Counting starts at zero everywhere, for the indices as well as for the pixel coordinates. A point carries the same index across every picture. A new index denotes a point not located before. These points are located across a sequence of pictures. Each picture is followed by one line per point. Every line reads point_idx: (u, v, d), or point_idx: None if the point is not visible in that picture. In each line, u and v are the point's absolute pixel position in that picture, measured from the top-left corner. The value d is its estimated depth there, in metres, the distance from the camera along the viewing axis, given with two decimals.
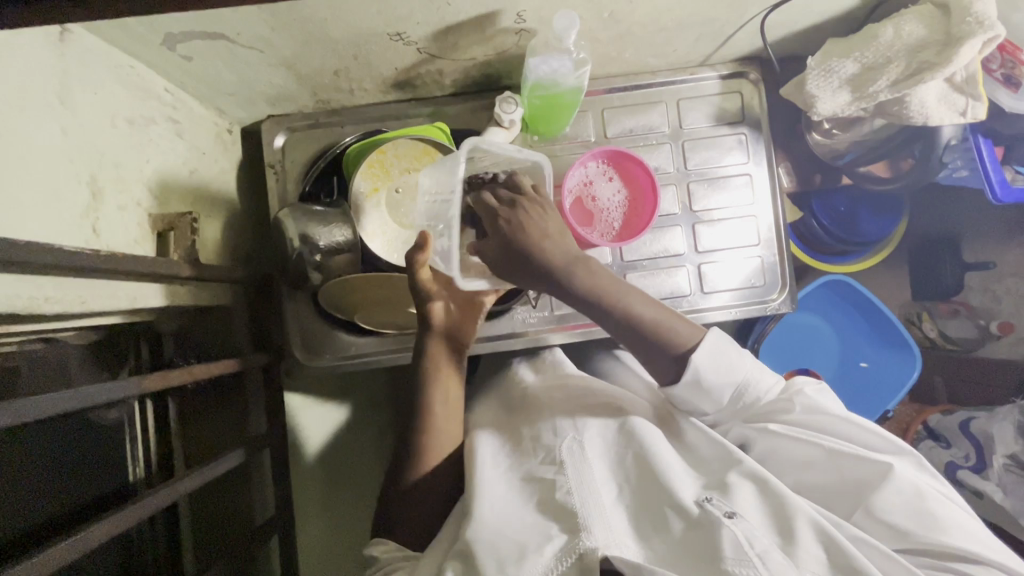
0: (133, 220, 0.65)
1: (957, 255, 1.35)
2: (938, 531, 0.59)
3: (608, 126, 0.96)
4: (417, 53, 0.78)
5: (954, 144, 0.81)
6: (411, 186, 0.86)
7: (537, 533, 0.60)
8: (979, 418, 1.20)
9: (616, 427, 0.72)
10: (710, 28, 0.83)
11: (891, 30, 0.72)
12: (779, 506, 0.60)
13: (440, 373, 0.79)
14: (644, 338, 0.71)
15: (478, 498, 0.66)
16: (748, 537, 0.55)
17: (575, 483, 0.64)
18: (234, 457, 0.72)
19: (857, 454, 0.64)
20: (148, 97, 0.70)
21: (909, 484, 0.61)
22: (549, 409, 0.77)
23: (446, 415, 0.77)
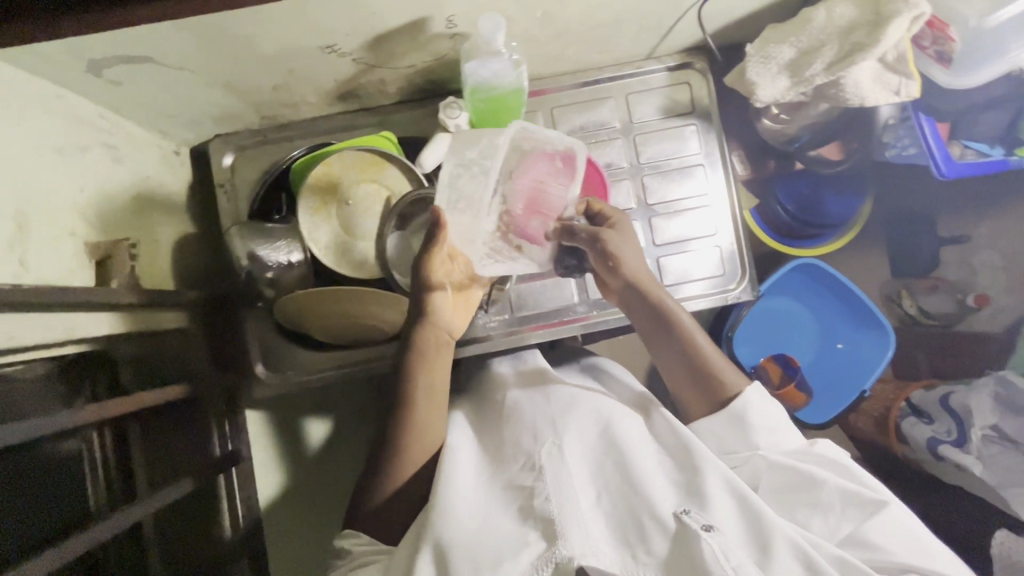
0: (68, 250, 0.65)
1: (934, 230, 1.37)
2: (921, 558, 0.62)
3: (559, 125, 0.95)
4: (354, 63, 0.77)
5: (894, 123, 0.86)
6: (361, 196, 0.86)
7: (511, 538, 0.60)
8: (957, 392, 1.20)
9: (596, 433, 0.71)
10: (649, 20, 0.83)
11: (824, 13, 0.72)
12: (756, 520, 0.61)
13: (430, 360, 0.78)
14: (683, 345, 0.78)
15: (451, 504, 0.65)
16: (724, 550, 0.56)
17: (554, 488, 0.63)
18: (186, 484, 0.76)
19: (855, 487, 0.66)
20: (80, 125, 0.70)
21: (902, 520, 0.65)
22: (526, 412, 0.76)
23: (435, 416, 0.77)
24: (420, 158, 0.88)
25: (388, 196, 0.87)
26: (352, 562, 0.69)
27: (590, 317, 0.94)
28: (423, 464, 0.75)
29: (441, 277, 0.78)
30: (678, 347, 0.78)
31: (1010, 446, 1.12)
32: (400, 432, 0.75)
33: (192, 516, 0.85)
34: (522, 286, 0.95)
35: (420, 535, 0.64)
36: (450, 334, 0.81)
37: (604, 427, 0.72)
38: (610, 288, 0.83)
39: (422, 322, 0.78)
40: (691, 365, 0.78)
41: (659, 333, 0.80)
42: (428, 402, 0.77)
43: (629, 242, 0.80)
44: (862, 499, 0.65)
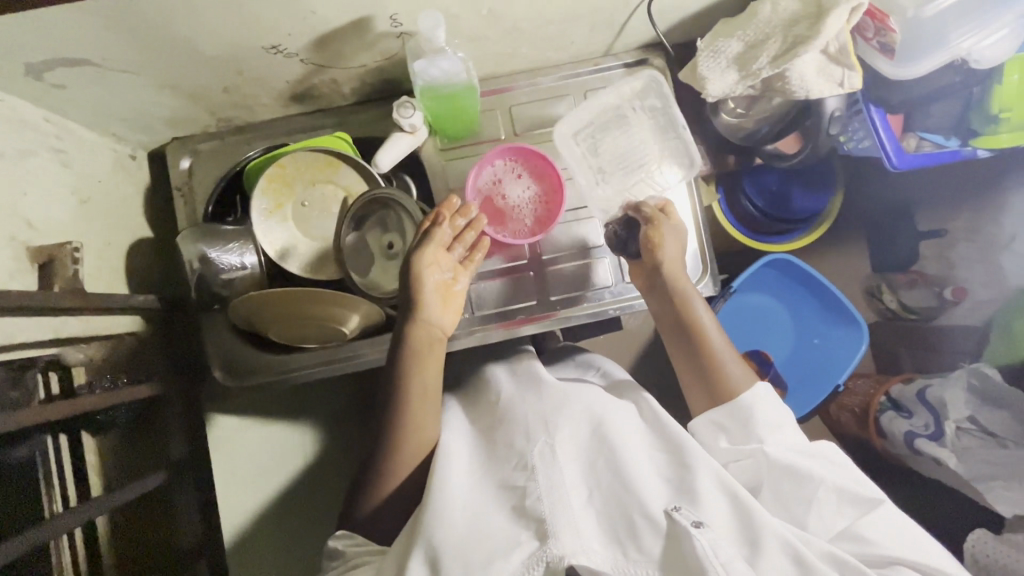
0: (7, 254, 0.64)
1: (911, 224, 1.37)
2: (915, 553, 0.62)
3: (518, 123, 0.95)
4: (303, 63, 0.77)
5: (841, 114, 0.83)
6: (317, 198, 0.88)
7: (504, 538, 0.59)
8: (934, 385, 1.18)
9: (590, 432, 0.70)
10: (601, 17, 0.83)
11: (769, 6, 0.72)
12: (746, 517, 0.59)
13: (422, 360, 0.76)
14: (696, 339, 0.80)
15: (443, 508, 0.64)
16: (714, 547, 0.55)
17: (545, 488, 0.62)
18: (157, 477, 0.82)
19: (848, 484, 0.66)
20: (22, 129, 0.69)
21: (896, 516, 0.65)
22: (519, 410, 0.75)
23: (429, 409, 0.76)
24: (376, 157, 0.87)
25: (345, 197, 0.88)
26: (347, 563, 0.69)
27: (557, 314, 0.93)
28: (417, 460, 0.74)
29: (430, 274, 0.79)
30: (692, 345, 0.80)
31: (986, 437, 1.10)
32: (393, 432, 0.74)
33: (150, 517, 0.84)
34: (482, 285, 0.93)
35: (411, 537, 0.63)
36: (442, 333, 0.79)
37: (595, 425, 0.71)
38: (642, 279, 0.86)
39: (413, 323, 0.77)
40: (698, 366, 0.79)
41: (675, 329, 0.82)
42: (423, 407, 0.75)
43: (675, 241, 0.85)
44: (858, 497, 0.65)
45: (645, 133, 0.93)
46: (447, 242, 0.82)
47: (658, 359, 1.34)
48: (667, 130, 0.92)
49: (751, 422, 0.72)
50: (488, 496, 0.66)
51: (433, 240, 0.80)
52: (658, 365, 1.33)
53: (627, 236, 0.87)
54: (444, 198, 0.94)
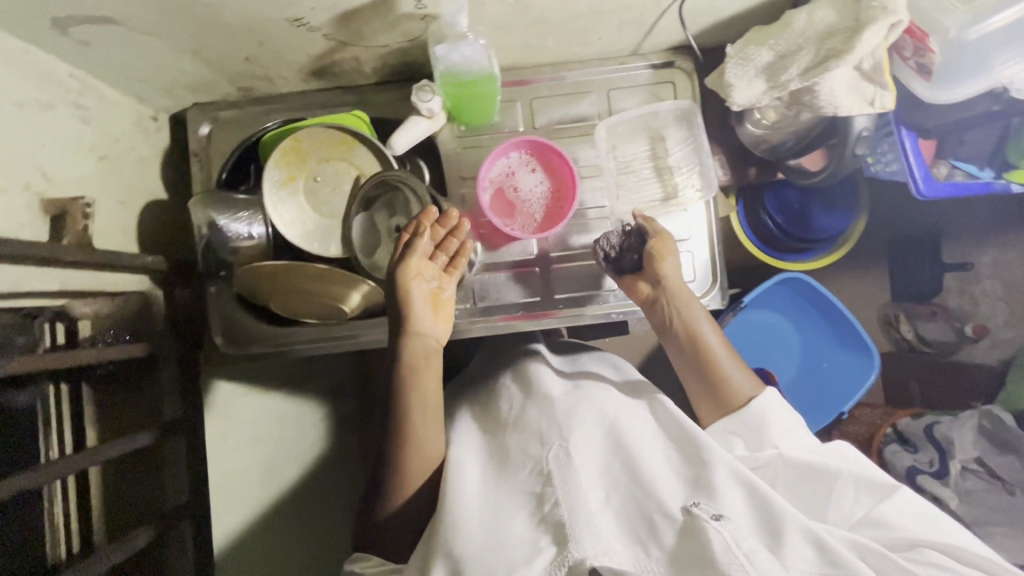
0: (21, 203, 0.65)
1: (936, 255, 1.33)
2: (940, 534, 0.61)
3: (537, 117, 0.94)
4: (326, 39, 0.77)
5: (868, 134, 0.80)
6: (330, 174, 0.87)
7: (524, 543, 0.60)
8: (942, 423, 1.17)
9: (604, 437, 0.71)
10: (630, 15, 0.81)
11: (803, 17, 0.69)
12: (765, 506, 0.60)
13: (421, 374, 0.76)
14: (702, 362, 0.78)
15: (461, 515, 0.64)
16: (735, 538, 0.55)
17: (563, 492, 0.62)
18: (145, 436, 0.80)
19: (863, 470, 0.65)
20: (45, 82, 0.70)
21: (916, 497, 0.64)
22: (529, 416, 0.76)
23: (433, 422, 0.75)
24: (392, 139, 0.87)
25: (357, 175, 0.88)
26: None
27: (558, 313, 0.92)
28: (425, 477, 0.74)
29: (417, 286, 0.78)
30: (709, 374, 0.77)
31: (991, 480, 1.09)
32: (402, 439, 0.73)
33: (141, 475, 0.86)
34: (486, 277, 0.93)
35: (432, 543, 0.63)
36: (437, 343, 0.79)
37: (609, 427, 0.72)
38: (644, 294, 0.83)
39: (407, 337, 0.76)
40: (712, 396, 0.77)
41: (690, 360, 0.79)
42: (424, 424, 0.74)
43: (673, 253, 0.84)
44: (876, 485, 0.64)
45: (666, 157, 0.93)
46: (430, 251, 0.81)
47: (660, 368, 1.32)
48: (691, 159, 0.92)
49: (761, 423, 0.71)
50: (503, 500, 0.66)
51: (417, 251, 0.78)
52: (660, 373, 1.32)
53: (626, 246, 0.86)
54: (457, 186, 0.93)
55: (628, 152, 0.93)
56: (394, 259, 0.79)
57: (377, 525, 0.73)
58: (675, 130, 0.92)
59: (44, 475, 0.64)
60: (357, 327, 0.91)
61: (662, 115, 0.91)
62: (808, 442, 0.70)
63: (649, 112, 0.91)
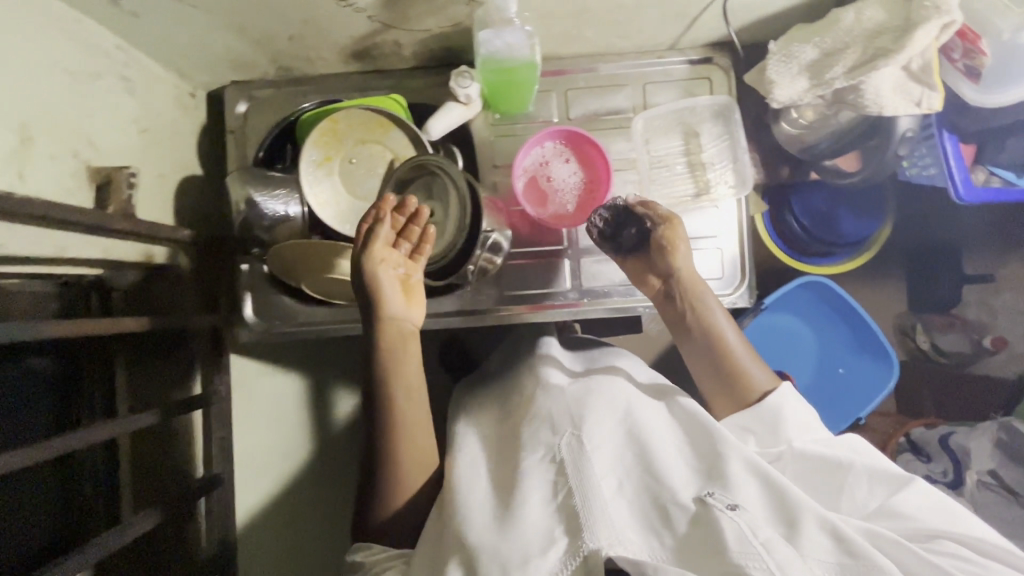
0: (70, 171, 0.66)
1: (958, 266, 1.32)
2: (955, 526, 0.60)
3: (572, 108, 0.94)
4: (369, 21, 0.77)
5: (911, 136, 0.81)
6: (365, 156, 0.87)
7: (538, 532, 0.59)
8: (959, 432, 1.16)
9: (615, 426, 0.71)
10: (673, 8, 0.80)
11: (852, 15, 0.69)
12: (783, 496, 0.60)
13: (399, 362, 0.75)
14: (720, 358, 0.78)
15: (473, 507, 0.64)
16: (751, 527, 0.55)
17: (576, 481, 0.62)
18: (147, 418, 0.72)
19: (874, 461, 0.65)
20: (95, 52, 0.71)
21: (929, 488, 0.64)
22: (540, 405, 0.75)
23: (418, 409, 0.76)
24: (427, 124, 0.88)
25: (392, 158, 0.88)
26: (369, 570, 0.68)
27: (583, 305, 0.92)
28: (422, 467, 0.74)
29: (385, 273, 0.75)
30: (730, 371, 0.77)
31: (1007, 496, 1.09)
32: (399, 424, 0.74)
33: (165, 445, 0.87)
34: (515, 266, 0.93)
35: (445, 536, 0.63)
36: (413, 327, 0.78)
37: (620, 417, 0.72)
38: (659, 287, 0.83)
39: (380, 326, 0.75)
40: (739, 398, 0.76)
41: (705, 356, 0.79)
42: (410, 404, 0.75)
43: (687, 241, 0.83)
44: (888, 475, 0.64)
45: (702, 152, 0.92)
46: (394, 237, 0.77)
47: (675, 367, 1.32)
48: (727, 154, 0.91)
49: (774, 418, 0.71)
50: (511, 488, 0.66)
51: (376, 240, 0.74)
52: (674, 372, 1.32)
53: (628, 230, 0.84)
54: (489, 173, 0.94)
55: (662, 147, 0.93)
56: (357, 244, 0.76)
57: (372, 515, 0.73)
58: (712, 126, 0.92)
59: (115, 427, 0.67)
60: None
61: (700, 110, 0.92)
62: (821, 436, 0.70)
63: (689, 105, 0.91)
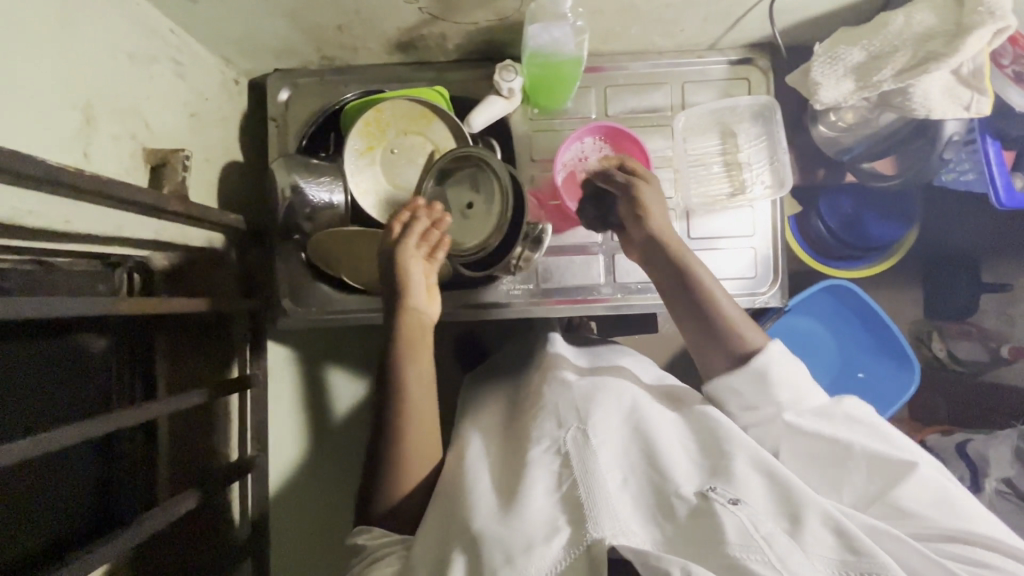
0: (126, 151, 0.67)
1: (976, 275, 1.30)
2: (952, 518, 0.61)
3: (610, 104, 0.95)
4: (419, 12, 0.78)
5: (957, 139, 0.81)
6: (406, 147, 0.88)
7: (541, 520, 0.60)
8: (976, 440, 1.18)
9: (622, 422, 0.72)
10: (718, 8, 0.81)
11: (902, 18, 0.69)
12: (787, 493, 0.61)
13: (411, 354, 0.76)
14: (712, 320, 0.76)
15: (480, 495, 0.65)
16: (753, 522, 0.56)
17: (581, 473, 0.63)
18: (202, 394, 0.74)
19: (874, 446, 0.66)
20: (151, 35, 0.72)
21: (932, 478, 0.64)
22: (548, 397, 0.76)
23: (425, 397, 0.76)
24: (471, 116, 0.87)
25: (432, 150, 0.88)
26: (368, 556, 0.68)
27: (612, 300, 0.94)
28: (426, 454, 0.75)
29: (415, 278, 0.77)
30: (719, 333, 0.76)
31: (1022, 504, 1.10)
32: (406, 411, 0.74)
33: (201, 426, 0.88)
34: (550, 260, 0.94)
35: (450, 527, 0.63)
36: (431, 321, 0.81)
37: (627, 413, 0.73)
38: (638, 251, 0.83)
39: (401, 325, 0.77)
40: (729, 358, 0.75)
41: (696, 318, 0.77)
42: (417, 394, 0.76)
43: (659, 198, 0.83)
44: (889, 466, 0.64)
45: (740, 151, 0.93)
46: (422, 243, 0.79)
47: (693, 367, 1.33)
48: (766, 154, 0.92)
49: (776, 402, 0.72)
50: (518, 479, 0.66)
51: (410, 249, 0.77)
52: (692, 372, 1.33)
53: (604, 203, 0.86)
54: (525, 167, 0.95)
55: (698, 146, 0.93)
56: (390, 240, 0.78)
57: (376, 500, 0.73)
58: (750, 126, 0.93)
59: (172, 406, 0.67)
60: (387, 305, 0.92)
61: (739, 109, 0.92)
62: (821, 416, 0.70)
63: (729, 104, 0.91)
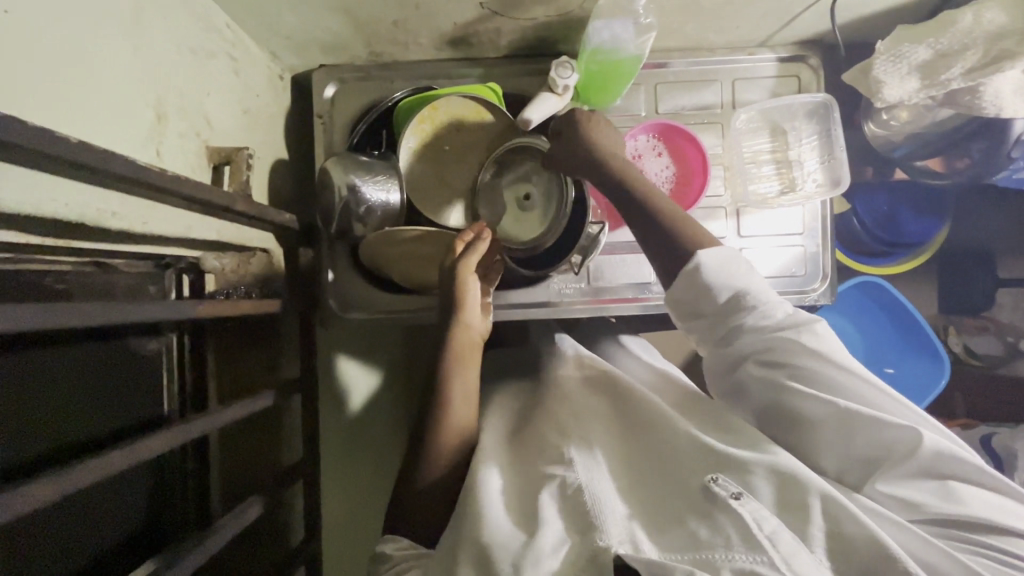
0: (192, 150, 0.65)
1: (991, 271, 1.29)
2: (947, 501, 0.57)
3: (661, 102, 0.94)
4: (479, 7, 0.77)
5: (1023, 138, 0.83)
6: (460, 145, 0.87)
7: (549, 526, 0.57)
8: (1001, 433, 1.21)
9: (624, 432, 0.73)
10: (779, 5, 0.80)
11: (971, 16, 0.69)
12: (790, 479, 0.57)
13: (460, 365, 0.76)
14: (657, 227, 0.70)
15: (491, 500, 0.63)
16: (757, 519, 0.53)
17: (585, 479, 0.62)
18: (264, 399, 0.72)
19: (875, 411, 0.58)
20: (210, 31, 0.70)
21: (935, 452, 0.56)
22: (558, 410, 0.77)
23: (467, 405, 0.75)
24: (523, 113, 0.84)
25: (486, 148, 0.88)
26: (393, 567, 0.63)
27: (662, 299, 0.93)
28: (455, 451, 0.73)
29: (472, 287, 0.78)
30: (657, 243, 0.69)
31: None
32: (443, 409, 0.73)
33: (252, 433, 0.87)
34: (601, 258, 0.93)
35: (459, 533, 0.59)
36: (479, 336, 0.79)
37: (628, 424, 0.74)
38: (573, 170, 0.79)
39: (453, 329, 0.77)
40: (671, 264, 0.67)
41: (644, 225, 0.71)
42: (460, 395, 0.74)
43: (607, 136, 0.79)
44: (887, 445, 0.58)
45: (791, 151, 0.94)
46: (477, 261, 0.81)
47: None
48: (819, 153, 0.93)
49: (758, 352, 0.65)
50: (529, 487, 0.65)
51: (473, 262, 0.77)
52: None
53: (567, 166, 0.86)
54: None
55: (750, 144, 0.94)
56: (452, 257, 0.78)
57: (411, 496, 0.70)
58: (801, 125, 0.94)
59: (238, 411, 0.66)
60: (427, 305, 0.92)
61: (791, 109, 0.93)
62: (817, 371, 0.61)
63: (783, 104, 0.92)
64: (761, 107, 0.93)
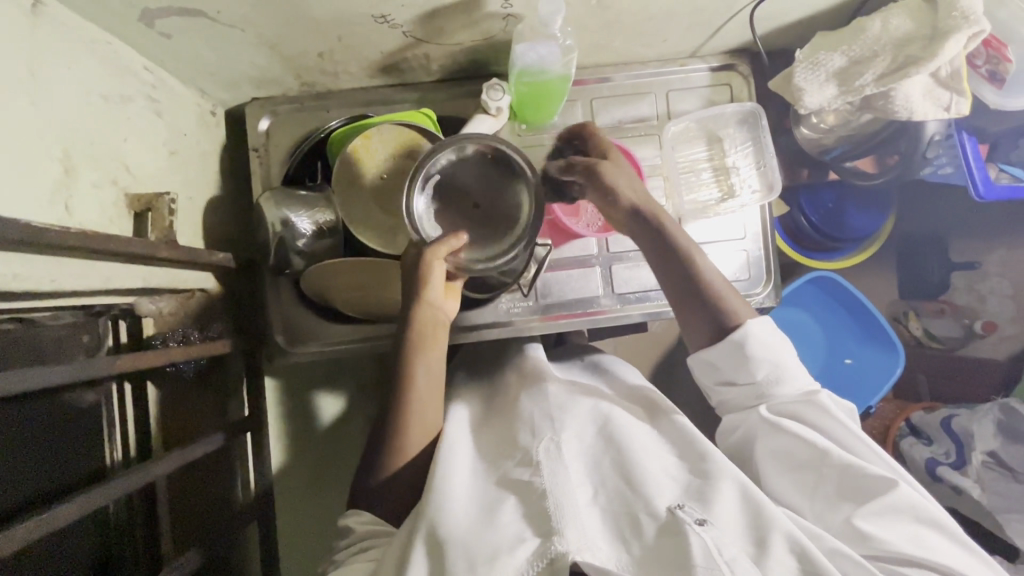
0: (110, 199, 0.64)
1: (944, 254, 1.33)
2: (917, 550, 0.58)
3: (598, 116, 0.95)
4: (403, 36, 0.77)
5: (938, 139, 0.88)
6: (396, 171, 0.84)
7: (506, 534, 0.56)
8: (960, 415, 1.20)
9: (596, 429, 0.70)
10: (700, 18, 0.82)
11: (879, 24, 0.72)
12: (756, 510, 0.59)
13: (422, 348, 0.73)
14: (698, 292, 0.74)
15: (450, 500, 0.62)
16: (717, 545, 0.54)
17: (551, 485, 0.59)
18: (202, 447, 0.70)
19: (856, 461, 0.62)
20: (124, 75, 0.68)
21: (906, 502, 0.60)
22: (524, 407, 0.74)
23: (428, 410, 0.73)
24: None
25: None
26: (354, 543, 0.66)
27: (610, 311, 0.94)
28: (423, 446, 0.72)
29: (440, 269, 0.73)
30: (697, 306, 0.74)
31: (1005, 473, 1.12)
32: (402, 427, 0.71)
33: (204, 477, 0.85)
34: (548, 275, 0.94)
35: (415, 525, 0.61)
36: (445, 317, 0.76)
37: (602, 423, 0.70)
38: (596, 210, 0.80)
39: (419, 303, 0.73)
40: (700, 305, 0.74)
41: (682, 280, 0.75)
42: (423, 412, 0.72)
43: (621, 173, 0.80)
44: (857, 486, 0.62)
45: (728, 158, 0.95)
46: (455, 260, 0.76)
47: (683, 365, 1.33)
48: (754, 160, 0.94)
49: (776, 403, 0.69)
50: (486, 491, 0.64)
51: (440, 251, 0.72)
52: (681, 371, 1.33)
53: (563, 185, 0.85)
54: None
55: (686, 153, 0.95)
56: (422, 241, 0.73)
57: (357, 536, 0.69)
58: (736, 133, 0.95)
59: (174, 462, 0.64)
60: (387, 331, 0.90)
61: (726, 118, 0.95)
62: (818, 424, 0.66)
63: (717, 113, 0.93)
64: (695, 116, 0.94)
